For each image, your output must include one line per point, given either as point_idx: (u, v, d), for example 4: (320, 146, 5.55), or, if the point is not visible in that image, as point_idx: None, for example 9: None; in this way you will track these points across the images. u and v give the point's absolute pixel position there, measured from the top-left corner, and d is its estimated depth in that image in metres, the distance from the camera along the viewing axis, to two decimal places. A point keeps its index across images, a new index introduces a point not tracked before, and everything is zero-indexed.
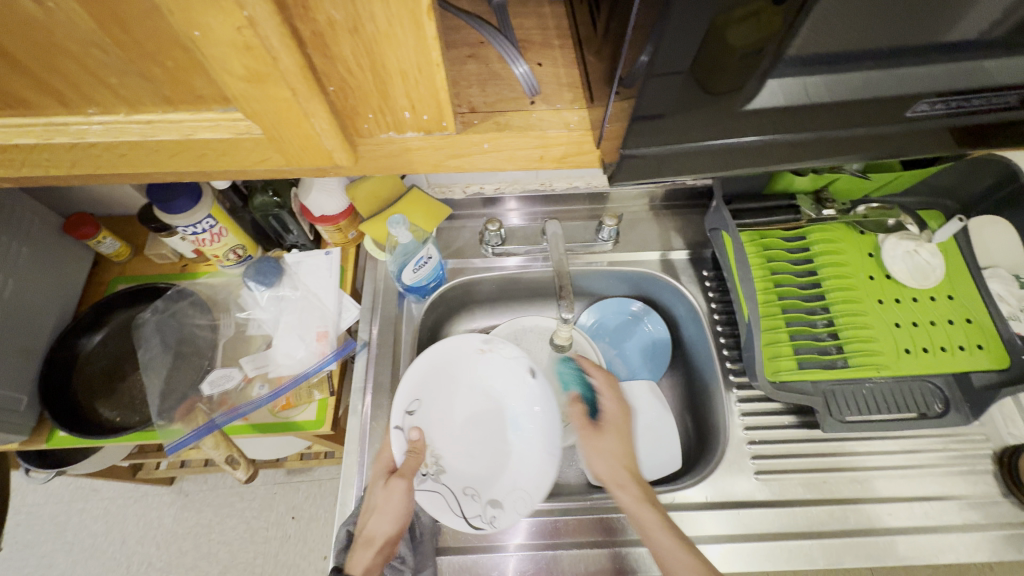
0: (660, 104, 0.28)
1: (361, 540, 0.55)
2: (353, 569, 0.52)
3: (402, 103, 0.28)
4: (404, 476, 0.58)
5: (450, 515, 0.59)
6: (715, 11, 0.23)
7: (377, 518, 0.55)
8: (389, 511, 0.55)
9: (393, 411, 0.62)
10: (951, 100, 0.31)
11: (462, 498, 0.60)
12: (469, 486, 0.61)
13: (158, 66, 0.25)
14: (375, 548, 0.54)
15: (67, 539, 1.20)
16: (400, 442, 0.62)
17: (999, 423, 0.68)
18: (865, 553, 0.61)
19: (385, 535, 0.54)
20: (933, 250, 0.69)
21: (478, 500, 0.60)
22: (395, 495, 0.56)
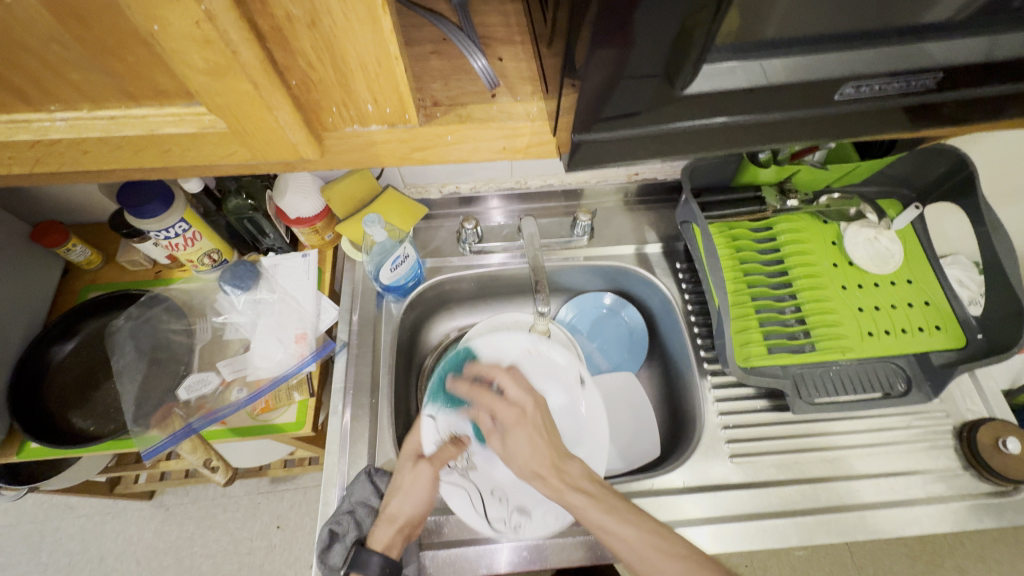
0: (629, 100, 0.30)
1: (383, 516, 0.58)
2: (374, 545, 0.56)
3: (365, 97, 0.29)
4: (432, 463, 0.61)
5: (474, 514, 0.60)
6: (685, 14, 0.25)
7: (401, 499, 0.59)
8: (413, 494, 0.59)
9: (429, 402, 0.65)
10: (873, 83, 0.32)
11: (488, 499, 0.62)
12: (495, 488, 0.63)
13: (119, 61, 0.25)
14: (396, 526, 0.57)
15: (42, 559, 1.16)
16: (431, 432, 0.64)
17: (958, 400, 0.71)
18: (836, 529, 0.63)
19: (407, 516, 0.58)
20: (892, 237, 0.72)
21: (504, 504, 0.62)
22: (421, 479, 0.60)
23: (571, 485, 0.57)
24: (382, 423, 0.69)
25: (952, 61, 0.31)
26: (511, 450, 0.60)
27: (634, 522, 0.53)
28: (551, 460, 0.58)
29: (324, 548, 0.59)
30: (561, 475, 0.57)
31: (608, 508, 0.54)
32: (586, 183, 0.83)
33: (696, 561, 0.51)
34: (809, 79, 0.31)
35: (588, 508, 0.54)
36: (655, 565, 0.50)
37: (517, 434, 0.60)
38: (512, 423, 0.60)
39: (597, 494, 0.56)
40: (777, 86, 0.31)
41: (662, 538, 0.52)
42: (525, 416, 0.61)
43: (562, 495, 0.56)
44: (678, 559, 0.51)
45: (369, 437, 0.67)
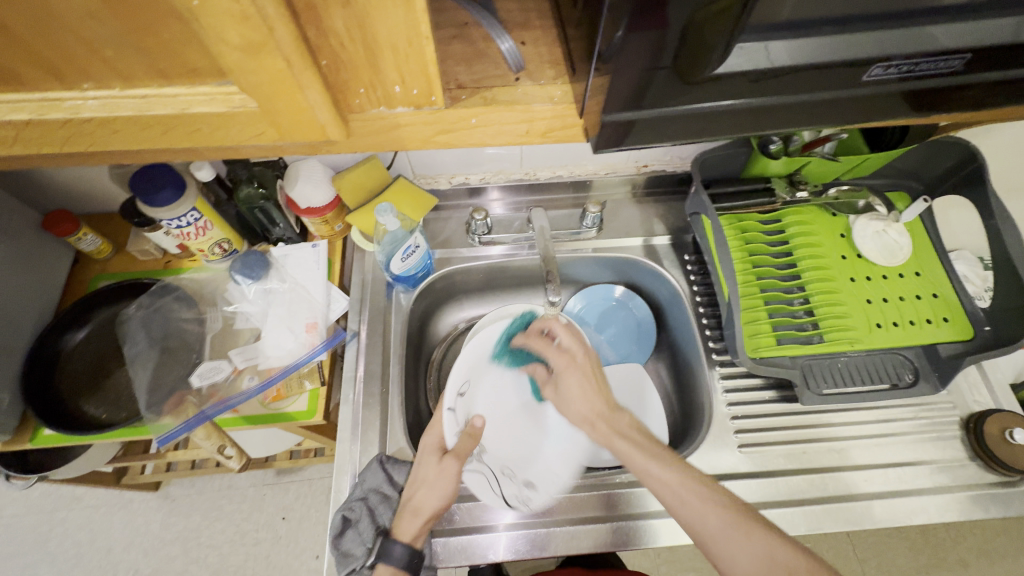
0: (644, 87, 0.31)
1: (407, 509, 0.58)
2: (400, 535, 0.57)
3: (393, 77, 0.29)
4: (456, 457, 0.59)
5: (488, 492, 0.61)
6: (703, 3, 0.26)
7: (426, 492, 0.58)
8: (438, 487, 0.57)
9: (447, 395, 0.63)
10: (902, 64, 0.32)
11: (501, 478, 0.62)
12: (505, 466, 0.63)
13: (154, 38, 0.25)
14: (422, 518, 0.57)
15: (49, 549, 1.17)
16: (451, 424, 0.62)
17: (965, 391, 0.72)
18: (844, 518, 0.64)
19: (433, 509, 0.57)
20: (901, 229, 0.72)
21: (513, 479, 0.62)
22: (446, 473, 0.58)
23: (618, 432, 0.59)
24: (393, 411, 0.69)
25: (977, 43, 0.31)
26: (564, 394, 0.64)
27: (678, 470, 0.54)
28: (603, 408, 0.62)
29: (337, 534, 0.59)
30: (611, 423, 0.61)
31: (653, 454, 0.56)
32: (595, 175, 0.83)
33: (738, 511, 0.50)
34: (832, 62, 0.31)
35: (633, 453, 0.56)
36: (697, 510, 0.51)
37: (569, 378, 0.64)
38: (565, 368, 0.64)
39: (642, 442, 0.58)
40: (800, 68, 0.31)
41: (701, 485, 0.52)
42: (576, 362, 0.65)
43: (611, 441, 0.59)
44: (718, 508, 0.50)
45: (381, 425, 0.68)
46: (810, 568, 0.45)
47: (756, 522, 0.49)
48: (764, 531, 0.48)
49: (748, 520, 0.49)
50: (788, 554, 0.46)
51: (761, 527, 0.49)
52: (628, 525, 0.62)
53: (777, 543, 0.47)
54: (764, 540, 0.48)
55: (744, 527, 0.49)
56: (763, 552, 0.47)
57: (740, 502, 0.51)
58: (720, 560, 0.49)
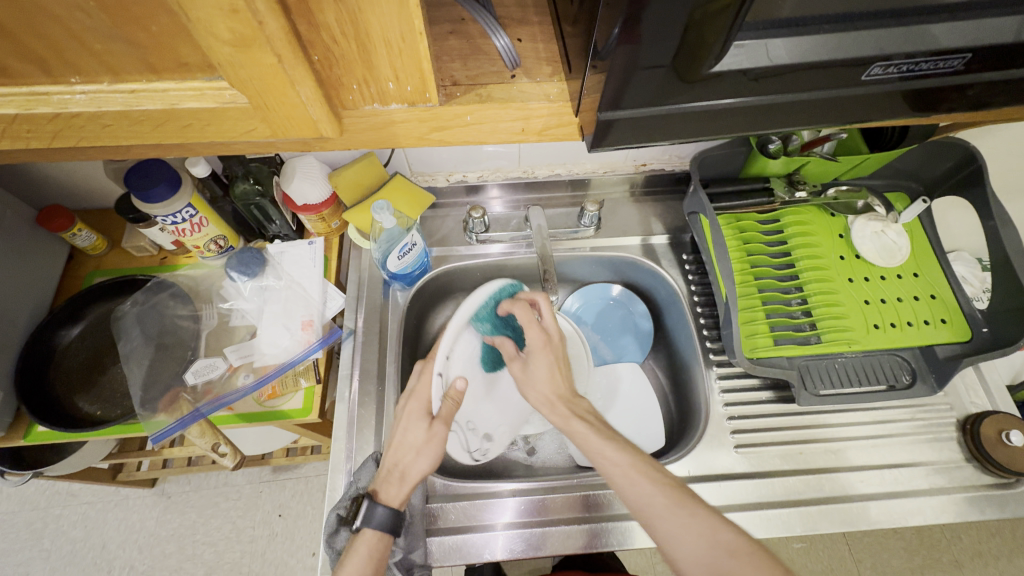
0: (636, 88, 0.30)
1: (394, 475, 0.56)
2: (387, 501, 0.54)
3: (387, 73, 0.29)
4: (448, 424, 0.58)
5: (457, 448, 0.65)
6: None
7: (416, 459, 0.56)
8: (427, 453, 0.57)
9: (436, 359, 0.59)
10: (902, 64, 0.32)
11: (467, 434, 0.65)
12: (470, 421, 0.66)
13: (142, 31, 0.25)
14: (407, 483, 0.56)
15: (44, 546, 1.16)
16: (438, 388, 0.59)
17: (962, 393, 0.72)
18: (839, 519, 0.63)
19: (419, 474, 0.57)
20: (899, 230, 0.72)
21: (477, 434, 0.66)
22: (435, 440, 0.57)
23: (576, 415, 0.59)
24: (388, 409, 0.69)
25: (979, 42, 0.31)
26: (531, 374, 0.62)
27: (629, 451, 0.54)
28: (564, 391, 0.61)
29: (331, 531, 0.58)
30: (571, 407, 0.60)
31: (608, 436, 0.56)
32: (593, 173, 0.82)
33: (679, 492, 0.50)
34: (833, 60, 0.31)
35: (588, 436, 0.56)
36: (641, 487, 0.51)
37: (540, 358, 0.62)
38: (541, 348, 0.62)
39: (598, 425, 0.58)
40: (800, 67, 0.31)
41: (648, 465, 0.53)
42: (552, 343, 0.63)
43: (567, 422, 0.59)
44: (661, 486, 0.51)
45: (376, 423, 0.68)
46: (751, 550, 0.46)
47: (697, 502, 0.49)
48: (706, 511, 0.49)
49: (691, 500, 0.50)
50: (728, 532, 0.47)
51: (704, 507, 0.49)
52: (623, 525, 0.62)
53: (719, 522, 0.48)
54: (706, 519, 0.48)
55: (686, 509, 0.49)
56: (702, 531, 0.47)
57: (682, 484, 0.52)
58: (662, 539, 0.48)
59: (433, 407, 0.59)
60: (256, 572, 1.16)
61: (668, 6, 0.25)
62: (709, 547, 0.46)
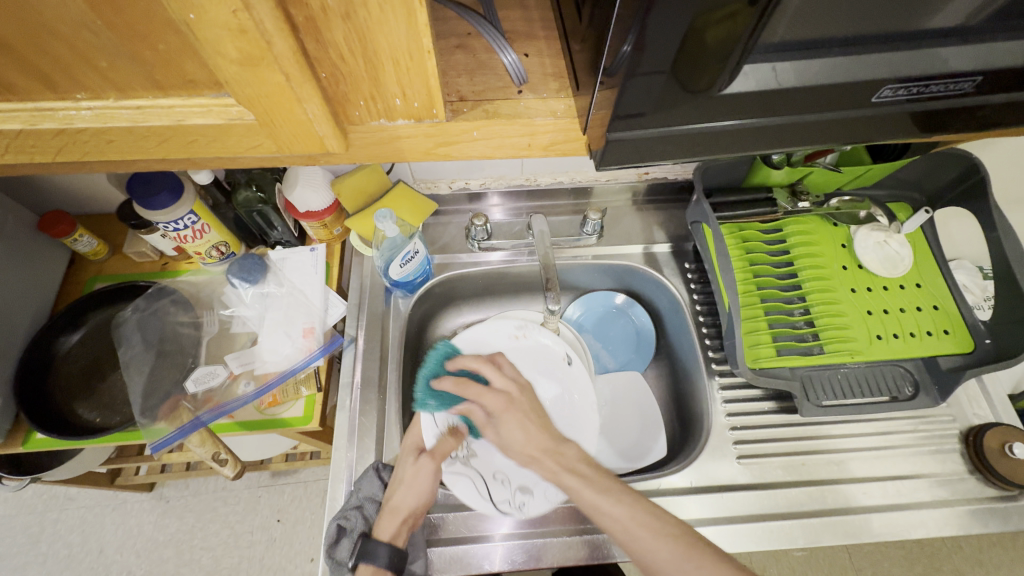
0: (637, 105, 0.30)
1: (386, 509, 0.58)
2: (380, 535, 0.56)
3: (394, 90, 0.29)
4: (433, 456, 0.60)
5: (477, 497, 0.61)
6: (708, 23, 0.25)
7: (404, 492, 0.58)
8: (416, 485, 0.58)
9: (428, 398, 0.65)
10: (912, 86, 0.32)
11: (491, 483, 0.63)
12: (497, 471, 0.64)
13: (149, 49, 0.25)
14: (401, 518, 0.57)
15: (42, 551, 1.16)
16: (430, 427, 0.63)
17: (965, 404, 0.71)
18: (842, 531, 0.63)
19: (410, 508, 0.58)
20: (901, 241, 0.72)
21: (507, 485, 0.63)
22: (422, 472, 0.59)
23: (567, 467, 0.57)
24: (389, 417, 0.69)
25: (989, 65, 0.31)
26: (504, 436, 0.61)
27: (627, 503, 0.53)
28: (548, 443, 0.59)
29: (331, 542, 0.59)
30: (558, 458, 0.58)
31: (603, 489, 0.54)
32: (595, 181, 0.82)
33: (689, 540, 0.50)
34: (841, 80, 0.31)
35: (582, 490, 0.55)
36: (648, 542, 0.50)
37: (509, 420, 0.60)
38: (500, 410, 0.61)
39: (592, 477, 0.56)
40: (808, 86, 0.31)
41: (652, 516, 0.52)
42: (514, 400, 0.62)
43: (557, 477, 0.57)
44: (670, 539, 0.50)
45: (377, 433, 0.67)
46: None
47: (704, 551, 0.49)
48: (714, 561, 0.48)
49: (697, 549, 0.49)
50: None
51: (712, 558, 0.48)
52: None
53: (727, 572, 0.47)
54: (714, 571, 0.47)
55: (696, 557, 0.49)
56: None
57: (690, 532, 0.51)
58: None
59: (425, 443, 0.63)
60: None
61: (674, 15, 0.25)
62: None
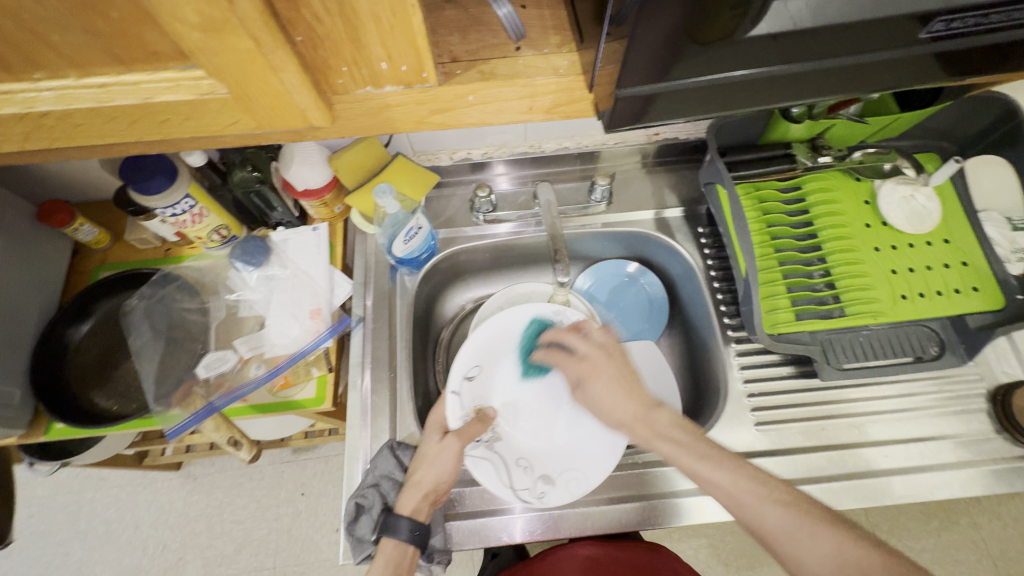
0: (648, 56, 0.27)
1: (410, 483, 0.59)
2: (401, 510, 0.57)
3: (378, 53, 0.26)
4: (459, 437, 0.60)
5: (500, 483, 0.59)
6: None
7: (427, 469, 0.58)
8: (438, 465, 0.58)
9: (453, 377, 0.64)
10: (967, 17, 0.28)
11: (514, 470, 0.61)
12: (521, 458, 0.62)
13: (103, 19, 0.23)
14: (422, 493, 0.58)
15: (81, 527, 1.21)
16: (455, 408, 0.63)
17: (993, 362, 0.69)
18: (863, 494, 0.62)
19: (431, 483, 0.58)
20: (930, 194, 0.67)
21: (529, 473, 0.61)
22: (446, 453, 0.59)
23: (659, 433, 0.56)
24: (402, 396, 0.68)
25: None
26: (595, 400, 0.61)
27: (729, 467, 0.51)
28: (638, 409, 0.59)
29: (351, 520, 0.59)
30: (649, 424, 0.57)
31: (701, 454, 0.53)
32: (603, 145, 0.78)
33: (798, 505, 0.48)
34: (876, 17, 0.28)
35: (677, 455, 0.53)
36: (755, 509, 0.48)
37: (597, 385, 0.60)
38: (588, 375, 0.61)
39: (687, 442, 0.54)
40: (839, 26, 0.28)
41: (757, 483, 0.50)
42: (601, 365, 0.61)
43: (650, 442, 0.56)
44: (778, 505, 0.48)
45: (390, 411, 0.67)
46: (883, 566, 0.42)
47: (823, 519, 0.46)
48: (833, 527, 0.45)
49: (810, 516, 0.46)
50: (855, 549, 0.43)
51: (826, 523, 0.46)
52: (646, 505, 0.62)
53: (846, 537, 0.44)
54: (831, 536, 0.45)
55: (810, 521, 0.46)
56: (831, 551, 0.44)
57: (803, 497, 0.48)
58: (790, 560, 0.46)
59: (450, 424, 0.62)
60: (283, 547, 1.19)
61: None
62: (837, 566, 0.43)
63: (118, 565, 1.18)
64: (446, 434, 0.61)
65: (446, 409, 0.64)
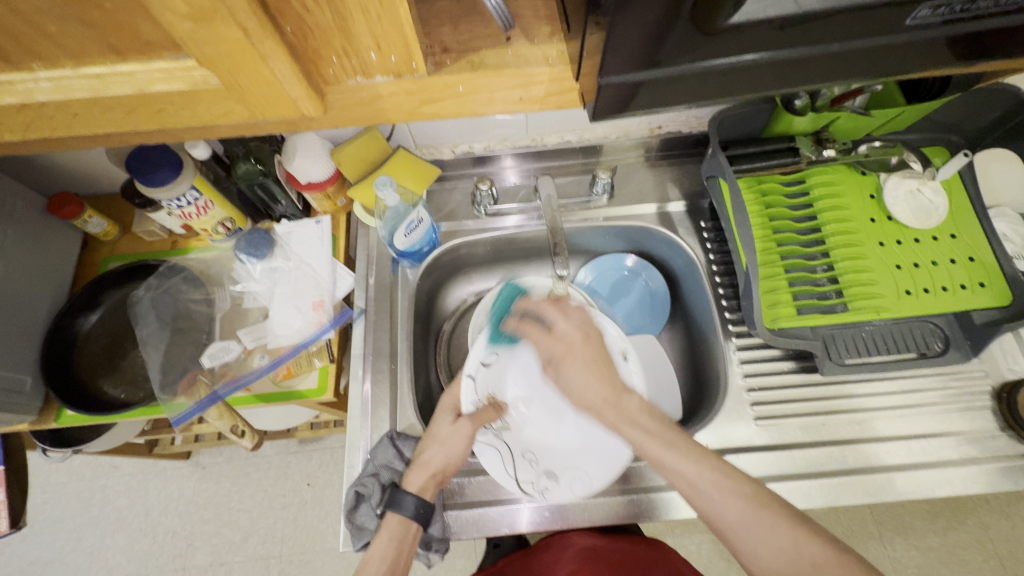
0: (632, 44, 0.28)
1: (418, 463, 0.59)
2: (407, 486, 0.58)
3: (367, 43, 0.27)
4: (471, 420, 0.61)
5: (503, 472, 0.60)
6: None
7: (436, 449, 0.59)
8: (448, 446, 0.59)
9: (469, 361, 0.65)
10: (955, 4, 0.28)
11: (519, 461, 0.62)
12: (527, 450, 0.63)
13: (97, 10, 0.23)
14: (430, 473, 0.59)
15: (93, 514, 1.24)
16: (470, 392, 0.64)
17: (999, 359, 0.68)
18: (863, 490, 0.62)
19: (439, 464, 0.59)
20: (936, 188, 0.67)
21: (534, 466, 0.62)
22: (458, 434, 0.60)
23: (628, 418, 0.56)
24: (402, 387, 0.69)
25: None
26: (567, 380, 0.61)
27: (696, 458, 0.51)
28: (608, 393, 0.58)
29: (351, 507, 0.60)
30: (618, 410, 0.57)
31: (668, 443, 0.53)
32: (605, 139, 0.78)
33: (762, 501, 0.48)
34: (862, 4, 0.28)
35: (646, 441, 0.54)
36: (714, 501, 0.49)
37: (569, 368, 0.60)
38: (562, 356, 0.61)
39: (655, 430, 0.54)
40: (830, 13, 0.28)
41: (721, 474, 0.50)
42: (576, 348, 0.61)
43: (619, 427, 0.57)
44: (741, 499, 0.49)
45: (390, 402, 0.68)
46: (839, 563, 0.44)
47: (782, 514, 0.47)
48: (790, 523, 0.47)
49: (772, 511, 0.48)
50: (810, 546, 0.45)
51: (789, 520, 0.47)
52: (645, 498, 0.62)
53: (802, 534, 0.46)
54: (790, 531, 0.46)
55: (769, 515, 0.47)
56: (789, 546, 0.46)
57: (764, 491, 0.49)
58: (742, 551, 0.48)
59: (462, 408, 0.63)
60: (289, 536, 1.21)
61: None
62: (791, 562, 0.45)
63: (129, 551, 1.21)
64: (458, 417, 0.62)
65: (459, 393, 0.64)
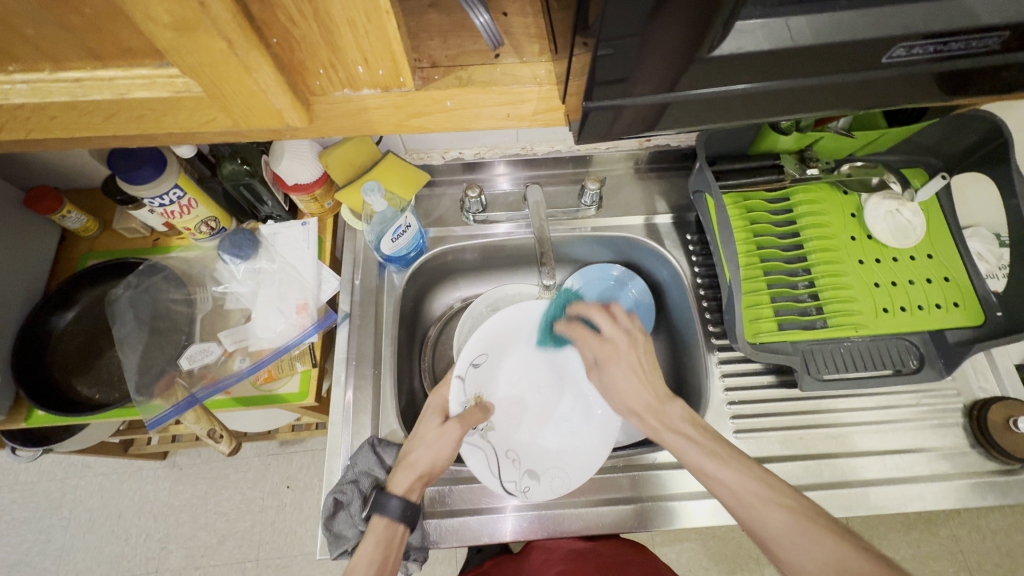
0: (620, 70, 0.28)
1: (405, 463, 0.58)
2: (394, 488, 0.57)
3: (355, 56, 0.27)
4: (460, 422, 0.58)
5: (488, 473, 0.59)
6: None
7: (423, 450, 0.58)
8: (436, 447, 0.57)
9: (459, 362, 0.62)
10: (929, 44, 0.30)
11: (503, 461, 0.61)
12: (510, 449, 0.63)
13: (77, 15, 0.23)
14: (417, 473, 0.58)
15: (64, 514, 1.21)
16: (458, 393, 0.62)
17: (971, 378, 0.70)
18: (838, 503, 0.63)
19: (427, 465, 0.57)
20: (915, 209, 0.68)
21: (517, 466, 0.61)
22: (446, 436, 0.58)
23: (669, 425, 0.58)
24: (385, 393, 0.69)
25: (1018, 18, 0.28)
26: (609, 382, 0.63)
27: (737, 467, 0.52)
28: (650, 400, 0.60)
29: (330, 515, 0.60)
30: (659, 416, 0.59)
31: (709, 451, 0.54)
32: (595, 149, 0.79)
33: (804, 514, 0.48)
34: (834, 40, 0.29)
35: (687, 449, 0.55)
36: (757, 511, 0.50)
37: (614, 368, 0.63)
38: (608, 358, 0.63)
39: (698, 439, 0.56)
40: (810, 46, 0.29)
41: (765, 487, 0.51)
42: (622, 351, 0.63)
43: (660, 434, 0.58)
44: (781, 508, 0.49)
45: (373, 408, 0.68)
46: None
47: (826, 528, 0.47)
48: (835, 537, 0.46)
49: (816, 524, 0.47)
50: (857, 559, 0.44)
51: (832, 533, 0.47)
52: (625, 510, 0.62)
53: (848, 550, 0.45)
54: (835, 546, 0.46)
55: (814, 529, 0.47)
56: (831, 559, 0.45)
57: (811, 508, 0.49)
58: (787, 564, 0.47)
59: (450, 410, 0.61)
60: (267, 540, 1.20)
61: None
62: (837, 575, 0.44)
63: (100, 554, 1.18)
64: (445, 419, 0.60)
65: (446, 392, 0.63)
